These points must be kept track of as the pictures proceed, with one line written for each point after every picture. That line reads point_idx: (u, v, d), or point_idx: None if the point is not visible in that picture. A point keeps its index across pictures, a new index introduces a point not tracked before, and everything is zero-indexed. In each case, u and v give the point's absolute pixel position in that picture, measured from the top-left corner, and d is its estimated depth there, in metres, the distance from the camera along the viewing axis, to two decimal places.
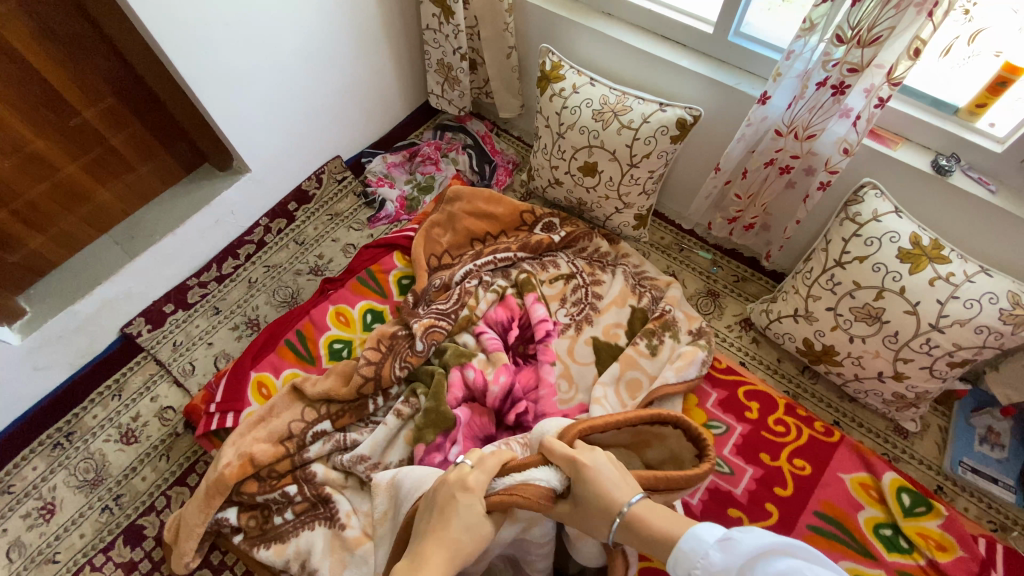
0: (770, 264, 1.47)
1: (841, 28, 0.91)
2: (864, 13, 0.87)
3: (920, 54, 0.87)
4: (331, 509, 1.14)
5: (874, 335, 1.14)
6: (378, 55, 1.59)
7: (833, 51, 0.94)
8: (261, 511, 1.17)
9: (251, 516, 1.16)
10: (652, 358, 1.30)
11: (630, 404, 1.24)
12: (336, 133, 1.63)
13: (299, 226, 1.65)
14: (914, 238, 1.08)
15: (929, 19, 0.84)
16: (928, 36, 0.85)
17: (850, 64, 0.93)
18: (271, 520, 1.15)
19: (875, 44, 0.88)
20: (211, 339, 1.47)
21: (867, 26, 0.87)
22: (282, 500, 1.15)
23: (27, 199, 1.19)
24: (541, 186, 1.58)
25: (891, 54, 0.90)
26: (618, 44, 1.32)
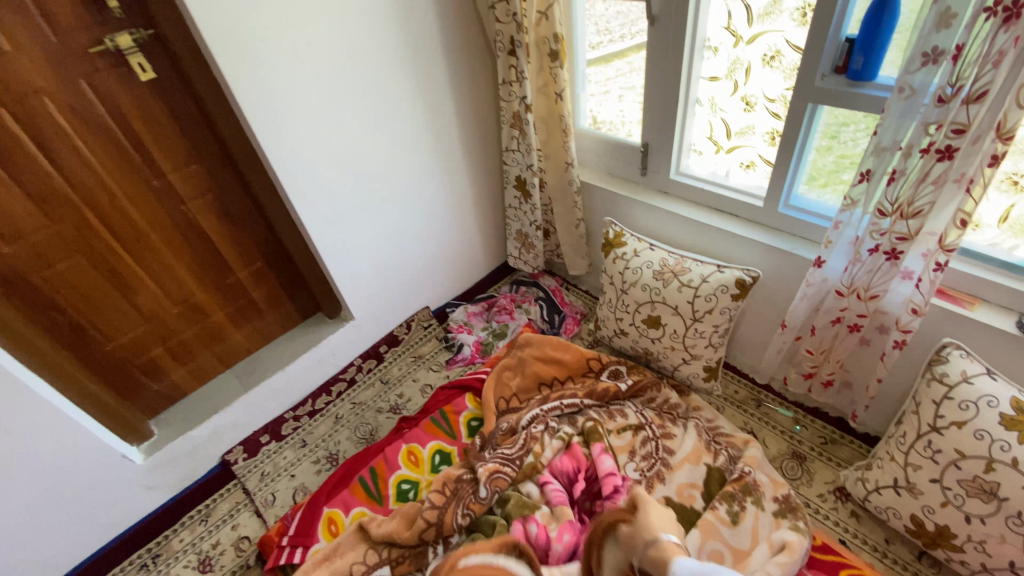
0: (859, 426, 1.36)
1: (881, 203, 1.00)
2: (902, 190, 0.95)
3: (968, 224, 0.91)
4: None
5: (995, 515, 1.00)
6: (467, 225, 1.90)
7: (877, 220, 1.02)
8: None
9: None
10: (735, 528, 1.19)
11: None
12: (426, 288, 1.88)
13: (386, 367, 1.82)
14: (1017, 403, 0.99)
15: (969, 193, 0.89)
16: (972, 209, 0.89)
17: (897, 232, 0.99)
18: None
19: (918, 215, 0.95)
20: (294, 472, 1.57)
21: (907, 200, 0.95)
22: None
23: (181, 338, 1.48)
24: (608, 336, 1.66)
25: (938, 223, 0.96)
26: (675, 216, 1.50)
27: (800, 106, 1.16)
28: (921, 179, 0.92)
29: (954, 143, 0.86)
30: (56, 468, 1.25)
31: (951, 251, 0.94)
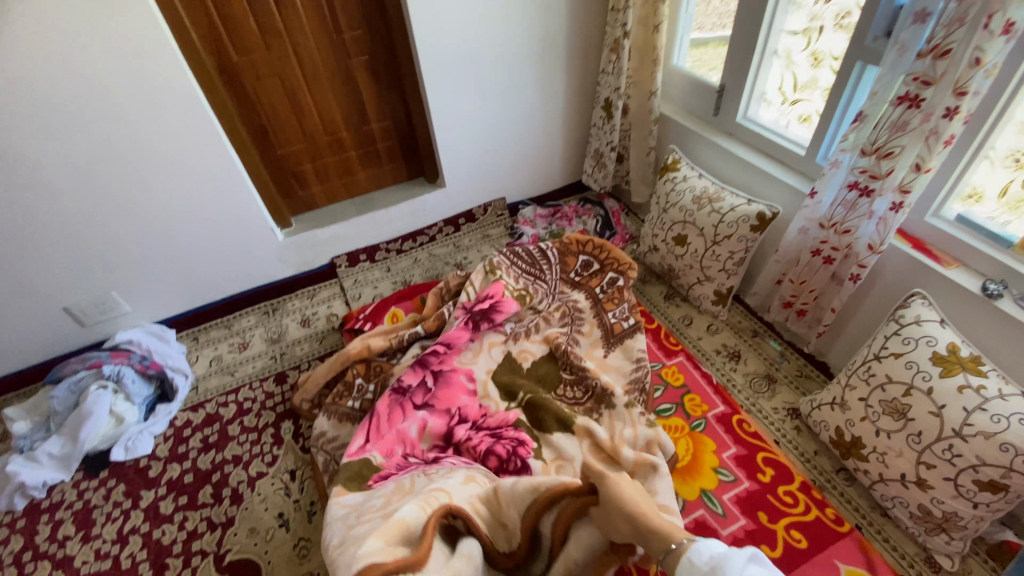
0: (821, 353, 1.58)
1: (866, 144, 1.17)
2: (882, 134, 1.13)
3: (923, 169, 1.08)
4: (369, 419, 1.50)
5: (899, 432, 1.19)
6: (553, 137, 2.20)
7: (860, 161, 1.20)
8: (345, 389, 1.58)
9: (339, 389, 1.58)
10: (607, 429, 1.43)
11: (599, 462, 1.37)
12: (508, 181, 2.25)
13: (460, 235, 2.22)
14: (952, 347, 1.15)
15: (930, 143, 1.06)
16: (929, 157, 1.07)
17: (871, 171, 1.17)
18: (348, 397, 1.55)
19: (889, 156, 1.13)
20: (377, 286, 2.05)
21: (882, 143, 1.13)
22: (364, 388, 1.56)
23: (322, 163, 1.98)
24: (643, 252, 1.92)
25: (903, 169, 1.13)
26: (729, 154, 1.70)
27: (850, 64, 1.33)
28: (894, 125, 1.11)
29: (922, 93, 1.05)
30: (232, 216, 1.80)
31: (906, 192, 1.11)
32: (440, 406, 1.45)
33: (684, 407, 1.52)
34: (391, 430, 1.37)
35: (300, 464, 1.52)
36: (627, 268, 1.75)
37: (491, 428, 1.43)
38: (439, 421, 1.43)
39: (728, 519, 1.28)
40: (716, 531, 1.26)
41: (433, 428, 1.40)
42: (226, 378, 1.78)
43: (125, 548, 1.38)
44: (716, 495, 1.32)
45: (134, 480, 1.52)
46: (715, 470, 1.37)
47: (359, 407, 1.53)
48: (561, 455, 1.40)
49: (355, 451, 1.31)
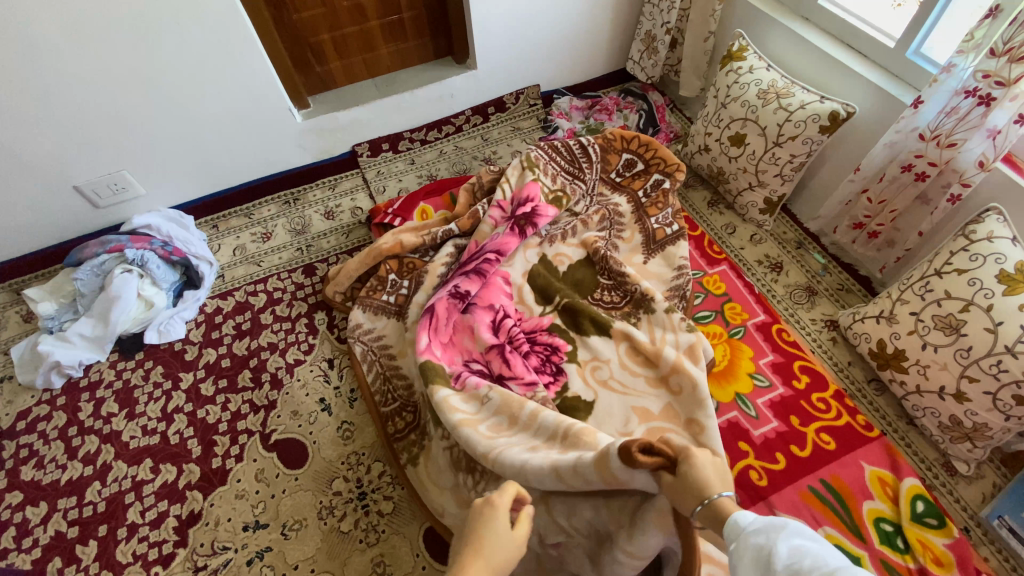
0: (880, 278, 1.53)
1: (995, 43, 1.06)
2: (1019, 32, 1.01)
3: None
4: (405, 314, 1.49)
5: (947, 346, 1.19)
6: (600, 14, 1.96)
7: (984, 63, 1.09)
8: (378, 284, 1.54)
9: (375, 282, 1.54)
10: (648, 338, 1.41)
11: (642, 373, 1.38)
12: (545, 66, 2.04)
13: (489, 126, 2.07)
14: (1021, 265, 1.11)
15: None
16: None
17: (996, 76, 1.07)
18: (380, 293, 1.53)
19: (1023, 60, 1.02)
20: (402, 178, 1.94)
21: (1019, 43, 1.02)
22: (398, 283, 1.54)
23: (343, 33, 1.76)
24: (691, 153, 1.80)
25: None
26: (804, 42, 1.52)
27: None
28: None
29: None
30: (247, 92, 1.63)
31: None
32: (487, 308, 1.42)
33: (723, 315, 1.51)
34: (450, 341, 1.38)
35: (337, 354, 1.52)
36: (673, 170, 1.65)
37: (525, 332, 1.45)
38: (483, 318, 1.40)
39: (760, 421, 1.32)
40: (748, 431, 1.30)
41: (482, 330, 1.38)
42: (251, 267, 1.73)
43: (172, 426, 1.42)
44: (750, 399, 1.35)
45: (171, 362, 1.53)
46: (750, 375, 1.39)
47: (394, 303, 1.51)
48: (597, 356, 1.41)
49: (422, 349, 1.32)
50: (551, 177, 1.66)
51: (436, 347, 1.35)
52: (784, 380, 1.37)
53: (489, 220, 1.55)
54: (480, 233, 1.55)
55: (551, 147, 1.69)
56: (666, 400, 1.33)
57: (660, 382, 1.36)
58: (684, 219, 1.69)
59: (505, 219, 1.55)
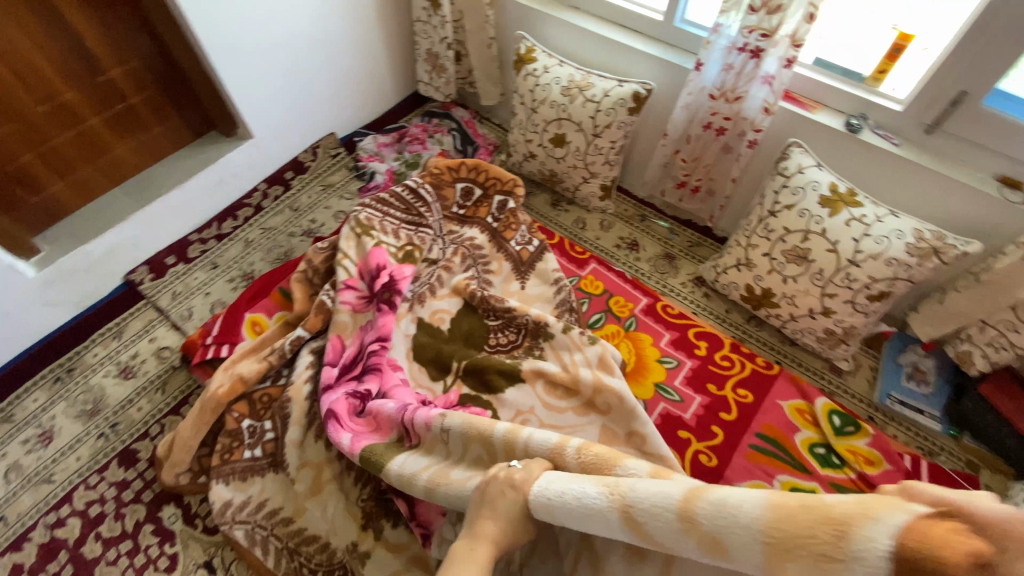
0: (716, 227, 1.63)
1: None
2: None
3: (814, 19, 1.06)
4: (282, 463, 1.20)
5: (803, 274, 1.31)
6: (372, 44, 1.78)
7: (748, 19, 1.13)
8: (231, 441, 1.22)
9: (226, 441, 1.21)
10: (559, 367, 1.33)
11: (569, 406, 1.30)
12: (332, 112, 1.80)
13: (294, 194, 1.77)
14: (833, 187, 1.25)
15: None
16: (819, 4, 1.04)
17: (761, 29, 1.11)
18: (237, 452, 1.20)
19: (779, 11, 1.07)
20: (209, 289, 1.56)
21: None
22: (258, 430, 1.23)
23: (51, 145, 1.31)
24: (518, 161, 1.75)
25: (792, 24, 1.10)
26: (583, 31, 1.53)
27: None
28: None
29: None
30: None
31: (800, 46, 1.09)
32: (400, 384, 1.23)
33: (613, 312, 1.49)
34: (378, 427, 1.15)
35: (213, 550, 1.18)
36: (513, 186, 1.56)
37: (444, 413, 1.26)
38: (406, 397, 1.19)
39: (685, 403, 1.33)
40: (681, 418, 1.31)
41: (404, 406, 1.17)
42: (40, 489, 1.24)
43: None
44: (669, 384, 1.36)
45: None
46: (659, 361, 1.40)
47: (263, 454, 1.21)
48: (521, 410, 1.29)
49: (350, 446, 1.07)
50: (391, 234, 1.43)
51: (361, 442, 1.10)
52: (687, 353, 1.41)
53: (345, 306, 1.30)
54: (340, 326, 1.29)
55: (379, 201, 1.47)
56: (600, 423, 1.27)
57: (589, 408, 1.29)
58: (539, 230, 1.64)
59: (366, 300, 1.33)
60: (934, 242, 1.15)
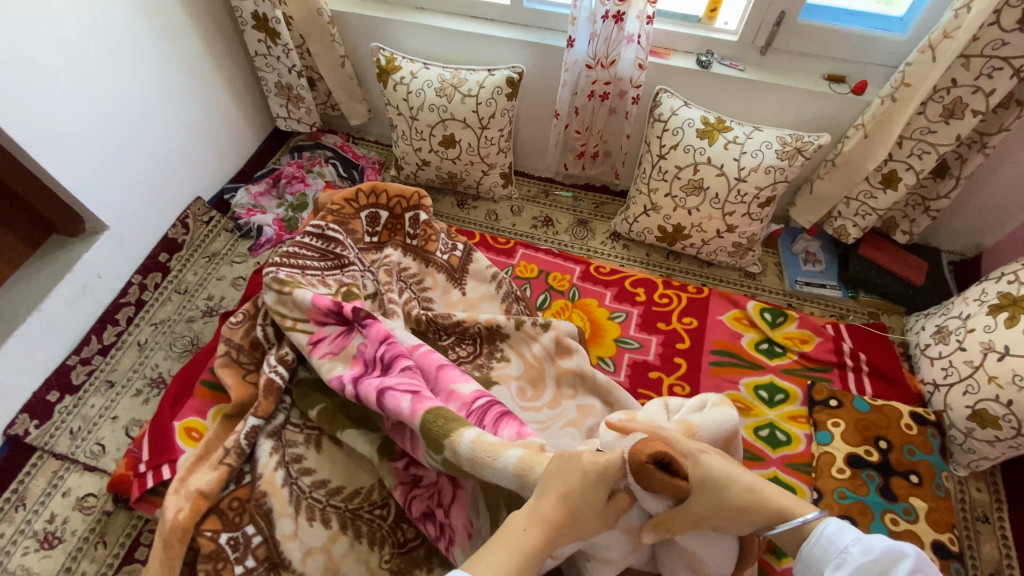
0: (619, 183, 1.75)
1: None
2: None
3: None
4: (282, 562, 1.09)
5: (703, 202, 1.45)
6: (212, 91, 1.62)
7: None
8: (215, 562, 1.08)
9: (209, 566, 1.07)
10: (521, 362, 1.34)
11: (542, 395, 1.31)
12: (191, 175, 1.62)
13: (177, 276, 1.58)
14: (704, 119, 1.39)
15: None
16: None
17: None
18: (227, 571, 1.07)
19: None
20: (115, 412, 1.35)
21: None
22: (242, 541, 1.10)
23: None
24: (411, 172, 1.71)
25: None
26: (436, 29, 1.52)
27: None
28: None
29: None
30: None
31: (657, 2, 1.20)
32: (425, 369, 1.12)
33: (554, 288, 1.55)
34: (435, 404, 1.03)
35: None
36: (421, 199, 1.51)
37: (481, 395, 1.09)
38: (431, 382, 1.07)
39: (645, 346, 1.43)
40: (647, 360, 1.41)
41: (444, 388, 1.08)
42: None
43: None
44: (626, 335, 1.45)
45: None
46: (610, 318, 1.49)
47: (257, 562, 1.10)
48: None
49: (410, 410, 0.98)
50: (320, 286, 1.28)
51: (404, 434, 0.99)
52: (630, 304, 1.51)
53: (322, 356, 1.15)
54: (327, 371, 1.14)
55: (289, 256, 1.29)
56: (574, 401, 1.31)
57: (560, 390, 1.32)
58: (458, 233, 1.63)
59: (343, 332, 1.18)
60: (795, 142, 1.34)
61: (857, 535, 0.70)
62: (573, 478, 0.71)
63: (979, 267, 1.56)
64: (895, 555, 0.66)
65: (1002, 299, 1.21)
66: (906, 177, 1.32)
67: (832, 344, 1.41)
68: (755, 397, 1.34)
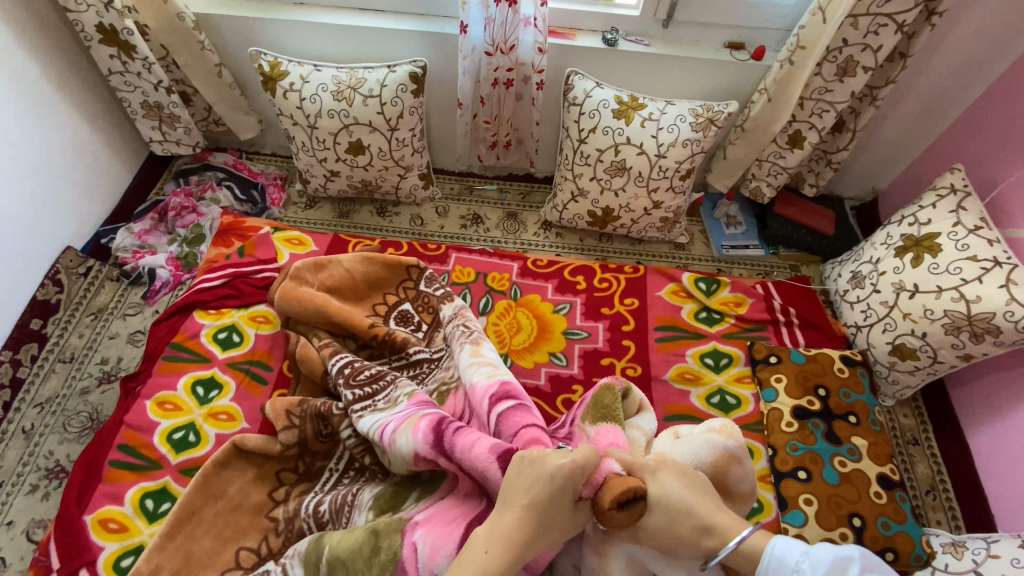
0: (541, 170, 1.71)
1: None
2: None
3: None
4: None
5: (628, 182, 1.44)
6: (65, 122, 1.38)
7: None
8: None
9: None
10: None
11: None
12: (54, 222, 1.38)
13: (59, 342, 1.36)
14: (618, 99, 1.37)
15: None
16: None
17: None
18: None
19: None
20: (8, 517, 1.15)
21: None
22: None
23: None
24: (320, 186, 1.57)
25: None
26: (319, 27, 1.37)
27: None
28: None
29: None
30: None
31: None
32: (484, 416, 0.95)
33: (494, 289, 1.48)
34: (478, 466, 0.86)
35: None
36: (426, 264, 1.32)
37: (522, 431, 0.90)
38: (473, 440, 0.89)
39: (593, 334, 1.42)
40: (597, 348, 1.39)
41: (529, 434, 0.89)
42: None
43: None
44: (573, 326, 1.43)
45: None
46: (555, 312, 1.45)
47: None
48: None
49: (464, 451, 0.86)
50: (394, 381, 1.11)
51: (432, 558, 0.80)
52: (571, 293, 1.49)
53: (393, 430, 0.94)
54: (402, 457, 0.92)
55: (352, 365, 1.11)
56: None
57: None
58: (385, 245, 1.51)
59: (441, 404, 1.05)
60: (707, 113, 1.35)
61: (804, 548, 0.65)
62: (540, 485, 0.68)
63: (876, 209, 1.69)
64: (844, 563, 0.63)
65: (906, 241, 1.32)
66: (810, 135, 1.38)
67: (763, 304, 1.47)
68: (702, 365, 1.37)
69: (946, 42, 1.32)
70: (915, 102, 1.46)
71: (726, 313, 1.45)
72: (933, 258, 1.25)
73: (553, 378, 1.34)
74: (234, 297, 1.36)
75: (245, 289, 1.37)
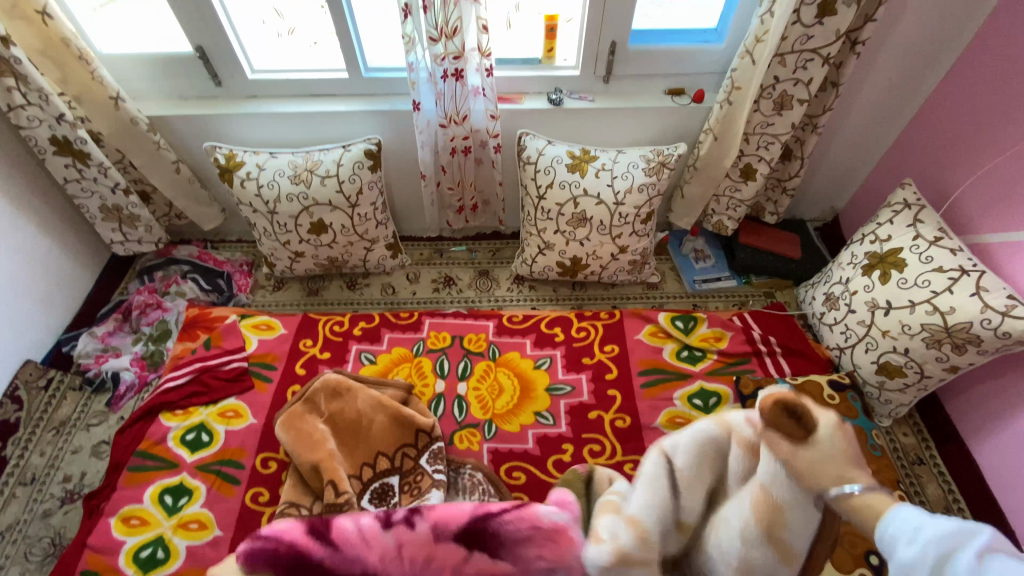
0: (507, 226, 1.72)
1: (429, 32, 1.12)
2: (441, 17, 1.10)
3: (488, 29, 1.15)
4: None
5: (592, 231, 1.45)
6: (21, 234, 1.36)
7: (435, 50, 1.16)
8: None
9: None
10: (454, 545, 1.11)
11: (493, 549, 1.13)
12: (12, 337, 1.34)
13: (20, 463, 1.28)
14: (570, 154, 1.40)
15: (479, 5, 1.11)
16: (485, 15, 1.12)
17: (451, 54, 1.17)
18: None
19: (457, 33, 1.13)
20: None
21: (443, 25, 1.11)
22: None
23: None
24: (286, 267, 1.56)
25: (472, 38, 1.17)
26: (272, 116, 1.40)
27: None
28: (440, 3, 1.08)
29: None
30: None
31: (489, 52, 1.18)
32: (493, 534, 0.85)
33: (472, 352, 1.45)
34: None
35: None
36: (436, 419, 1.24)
37: None
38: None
39: (577, 387, 1.38)
40: (583, 401, 1.35)
41: None
42: None
43: None
44: (556, 381, 1.39)
45: None
46: (535, 368, 1.42)
47: None
48: None
49: None
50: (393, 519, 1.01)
51: None
52: (550, 346, 1.46)
53: None
54: None
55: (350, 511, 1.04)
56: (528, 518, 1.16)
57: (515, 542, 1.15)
58: (357, 320, 1.49)
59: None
60: (657, 158, 1.38)
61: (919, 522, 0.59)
62: None
63: (839, 228, 1.73)
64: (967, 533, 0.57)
65: (871, 259, 1.33)
66: (760, 168, 1.41)
67: (742, 335, 1.45)
68: (691, 407, 1.33)
69: (872, 68, 1.38)
70: (855, 126, 1.52)
71: (707, 349, 1.43)
72: (900, 273, 1.25)
73: (541, 439, 1.29)
74: (202, 394, 1.31)
75: (213, 383, 1.32)
